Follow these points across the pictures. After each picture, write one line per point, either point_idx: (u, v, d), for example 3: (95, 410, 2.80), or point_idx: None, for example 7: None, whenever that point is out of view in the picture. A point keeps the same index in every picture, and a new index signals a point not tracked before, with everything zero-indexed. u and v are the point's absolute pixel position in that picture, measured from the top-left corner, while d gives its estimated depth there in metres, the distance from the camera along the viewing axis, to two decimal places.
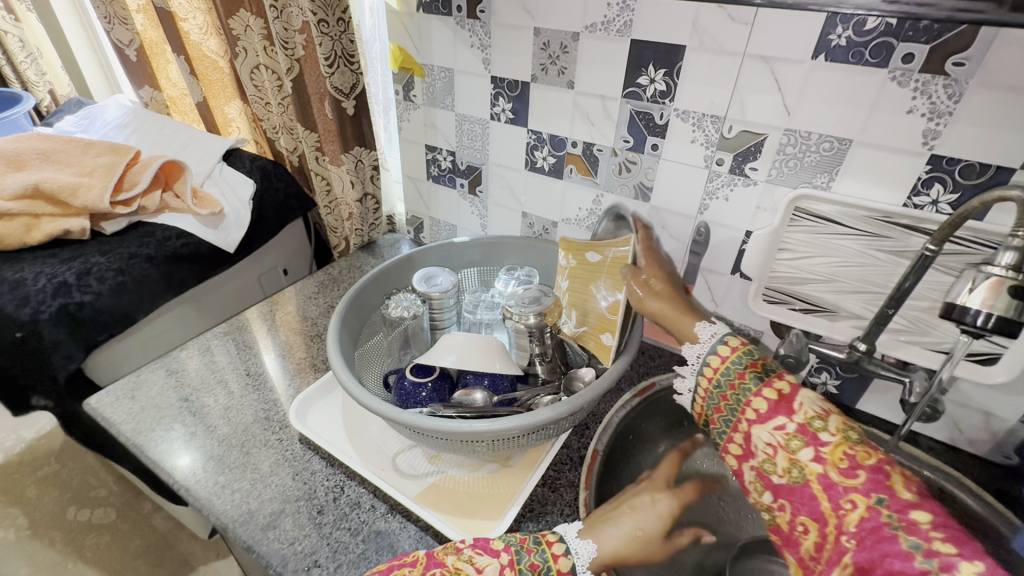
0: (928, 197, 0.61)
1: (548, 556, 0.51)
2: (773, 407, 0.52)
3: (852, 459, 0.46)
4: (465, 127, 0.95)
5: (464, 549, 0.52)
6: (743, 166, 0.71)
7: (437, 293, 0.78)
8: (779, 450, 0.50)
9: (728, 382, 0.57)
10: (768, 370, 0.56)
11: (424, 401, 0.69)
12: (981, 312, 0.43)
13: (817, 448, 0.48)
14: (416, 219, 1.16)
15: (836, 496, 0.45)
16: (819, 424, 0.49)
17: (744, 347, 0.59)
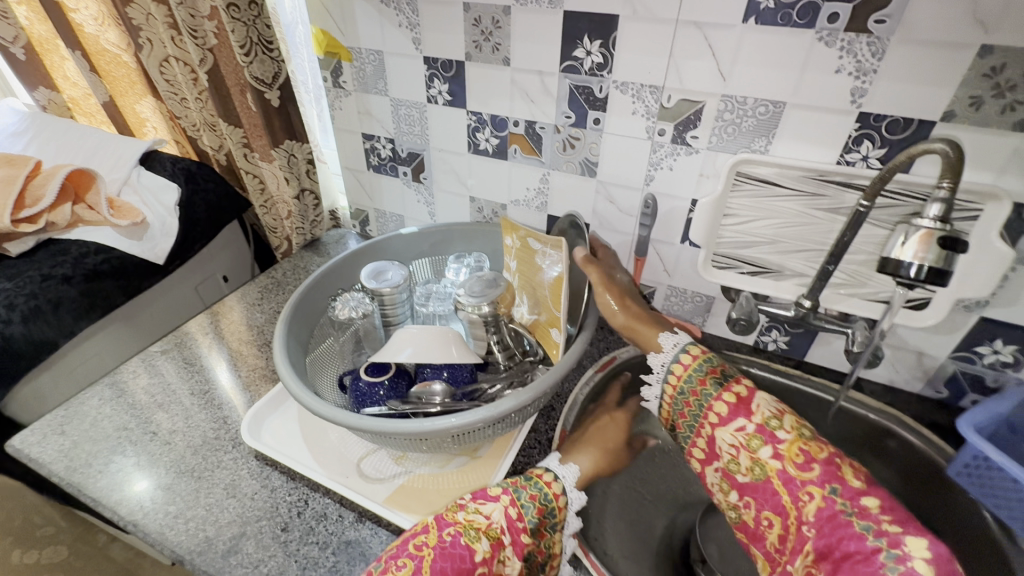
0: (859, 154, 0.63)
1: (543, 486, 0.56)
2: (733, 410, 0.55)
3: (806, 454, 0.50)
4: (402, 112, 0.90)
5: (466, 504, 0.53)
6: (684, 135, 0.71)
7: (386, 289, 0.75)
8: (741, 451, 0.53)
9: (690, 389, 0.59)
10: (727, 376, 0.59)
11: (383, 400, 0.67)
12: (913, 264, 0.45)
13: (775, 446, 0.51)
14: (360, 212, 1.11)
15: (794, 489, 0.49)
16: (775, 423, 0.52)
17: (705, 355, 0.62)
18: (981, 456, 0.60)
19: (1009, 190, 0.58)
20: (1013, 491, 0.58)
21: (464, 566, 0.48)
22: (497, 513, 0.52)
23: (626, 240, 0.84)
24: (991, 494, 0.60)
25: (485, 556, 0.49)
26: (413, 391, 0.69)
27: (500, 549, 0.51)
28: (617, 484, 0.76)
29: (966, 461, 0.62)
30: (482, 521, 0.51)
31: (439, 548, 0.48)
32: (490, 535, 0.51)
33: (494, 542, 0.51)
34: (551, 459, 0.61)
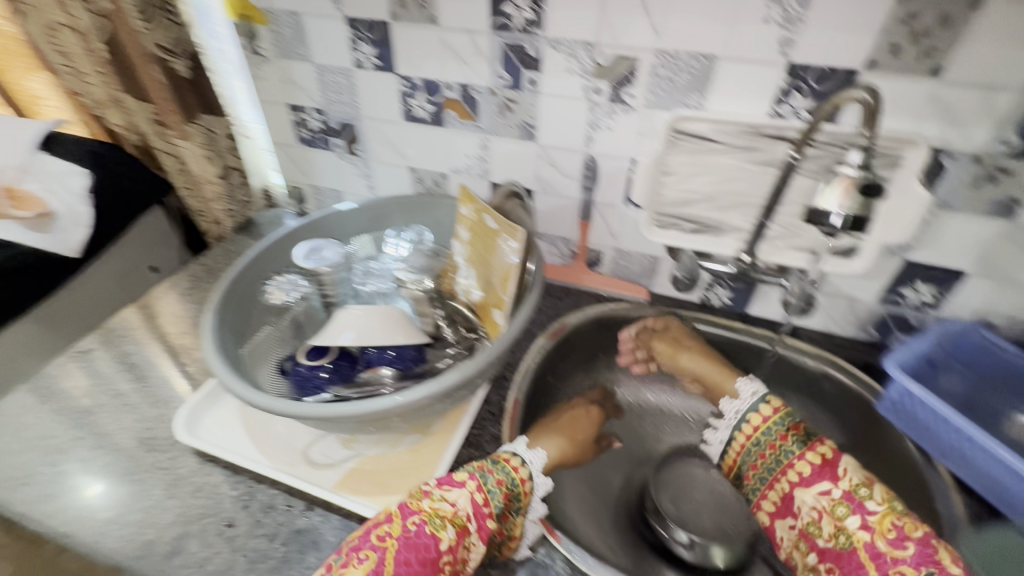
0: (789, 105, 0.63)
1: (509, 470, 0.57)
2: (817, 472, 0.58)
3: (899, 531, 0.51)
4: (328, 80, 0.85)
5: (432, 492, 0.53)
6: (621, 93, 0.70)
7: (323, 267, 0.71)
8: (825, 515, 0.55)
9: (769, 441, 0.63)
10: (809, 434, 0.61)
11: (325, 384, 0.65)
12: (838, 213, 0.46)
13: (864, 516, 0.53)
14: (295, 189, 1.05)
15: (884, 565, 0.51)
16: (865, 492, 0.54)
17: (784, 409, 0.65)
18: (907, 392, 0.64)
19: (927, 136, 0.60)
20: (934, 421, 0.62)
21: (430, 555, 0.48)
22: (463, 501, 0.52)
23: (570, 204, 0.83)
24: (915, 425, 0.65)
25: (450, 544, 0.49)
26: (361, 376, 0.67)
27: (466, 536, 0.50)
28: None
29: (894, 397, 0.66)
30: (449, 509, 0.51)
31: (404, 539, 0.48)
32: (456, 523, 0.51)
33: (460, 530, 0.50)
34: (518, 443, 0.62)
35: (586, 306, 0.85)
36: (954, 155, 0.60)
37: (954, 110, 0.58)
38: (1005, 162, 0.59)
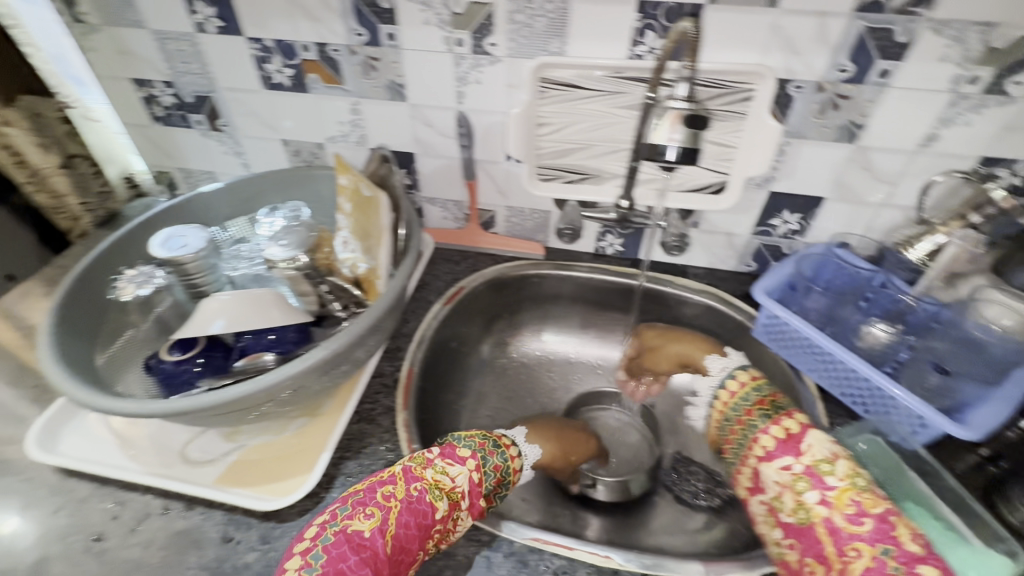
0: (645, 46, 0.63)
1: (507, 456, 0.58)
2: (781, 446, 0.53)
3: (858, 506, 0.47)
4: (170, 47, 0.76)
5: (435, 460, 0.54)
6: (483, 43, 0.67)
7: (187, 254, 0.66)
8: (787, 490, 0.51)
9: (738, 417, 0.59)
10: (777, 408, 0.57)
11: (196, 377, 0.61)
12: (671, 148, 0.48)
13: (823, 491, 0.49)
14: (164, 174, 0.96)
15: (840, 541, 0.46)
16: (826, 467, 0.50)
17: (756, 383, 0.61)
18: (774, 315, 0.69)
19: (773, 68, 0.62)
20: (798, 339, 0.67)
21: (425, 522, 0.49)
22: (463, 479, 0.53)
23: (452, 164, 0.81)
24: (785, 345, 0.70)
25: (444, 516, 0.50)
26: (238, 366, 0.62)
27: (458, 509, 0.52)
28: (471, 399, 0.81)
29: (765, 321, 0.71)
30: (449, 483, 0.52)
31: (407, 502, 0.49)
32: (451, 496, 0.52)
33: (453, 503, 0.52)
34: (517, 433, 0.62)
35: (480, 267, 0.85)
36: (800, 85, 0.63)
37: (794, 40, 0.59)
38: (844, 89, 0.62)
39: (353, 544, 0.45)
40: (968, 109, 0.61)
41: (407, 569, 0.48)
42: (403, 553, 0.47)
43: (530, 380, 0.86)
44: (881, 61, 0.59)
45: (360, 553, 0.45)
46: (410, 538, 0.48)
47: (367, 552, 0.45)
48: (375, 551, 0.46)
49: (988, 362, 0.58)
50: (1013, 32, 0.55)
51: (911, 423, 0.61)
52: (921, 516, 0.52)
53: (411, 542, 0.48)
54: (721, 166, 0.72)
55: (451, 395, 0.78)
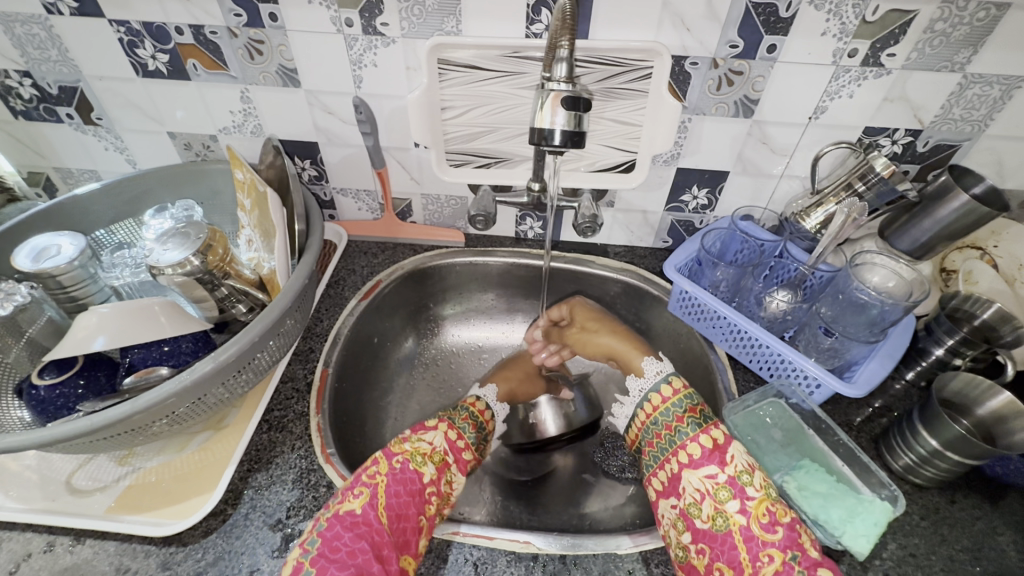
0: (541, 24, 0.61)
1: (476, 412, 0.66)
2: (707, 455, 0.53)
3: (771, 515, 0.48)
4: (21, 31, 0.67)
5: (408, 437, 0.56)
6: (373, 23, 0.63)
7: (60, 265, 0.60)
8: (707, 497, 0.51)
9: (665, 422, 0.58)
10: (706, 417, 0.57)
11: (76, 400, 0.56)
12: (554, 130, 0.49)
13: (743, 501, 0.49)
14: (38, 175, 0.86)
15: (754, 548, 0.47)
16: (746, 478, 0.50)
17: (687, 390, 0.60)
18: (684, 290, 0.71)
19: (668, 45, 0.62)
20: (708, 312, 0.70)
21: (416, 487, 0.52)
22: (440, 440, 0.57)
23: (359, 152, 0.77)
24: (696, 318, 0.72)
25: (432, 477, 0.54)
26: (126, 384, 0.58)
27: (446, 467, 0.56)
28: (397, 394, 0.79)
29: (677, 295, 0.73)
30: (428, 447, 0.56)
31: (392, 474, 0.51)
32: (434, 459, 0.55)
33: (439, 464, 0.55)
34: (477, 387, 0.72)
35: (399, 260, 0.82)
36: (695, 62, 0.63)
37: (685, 16, 0.59)
38: (736, 64, 0.63)
39: (346, 524, 0.46)
40: (849, 81, 0.63)
41: (413, 537, 0.49)
42: (403, 520, 0.49)
43: (458, 369, 0.85)
44: (767, 36, 0.60)
45: (355, 529, 0.46)
46: (405, 504, 0.50)
47: (362, 527, 0.46)
48: (370, 525, 0.47)
49: (869, 323, 0.60)
50: (882, 6, 0.57)
51: (808, 384, 0.64)
52: (814, 475, 0.55)
53: (406, 508, 0.50)
54: (629, 146, 0.72)
55: (373, 391, 0.76)
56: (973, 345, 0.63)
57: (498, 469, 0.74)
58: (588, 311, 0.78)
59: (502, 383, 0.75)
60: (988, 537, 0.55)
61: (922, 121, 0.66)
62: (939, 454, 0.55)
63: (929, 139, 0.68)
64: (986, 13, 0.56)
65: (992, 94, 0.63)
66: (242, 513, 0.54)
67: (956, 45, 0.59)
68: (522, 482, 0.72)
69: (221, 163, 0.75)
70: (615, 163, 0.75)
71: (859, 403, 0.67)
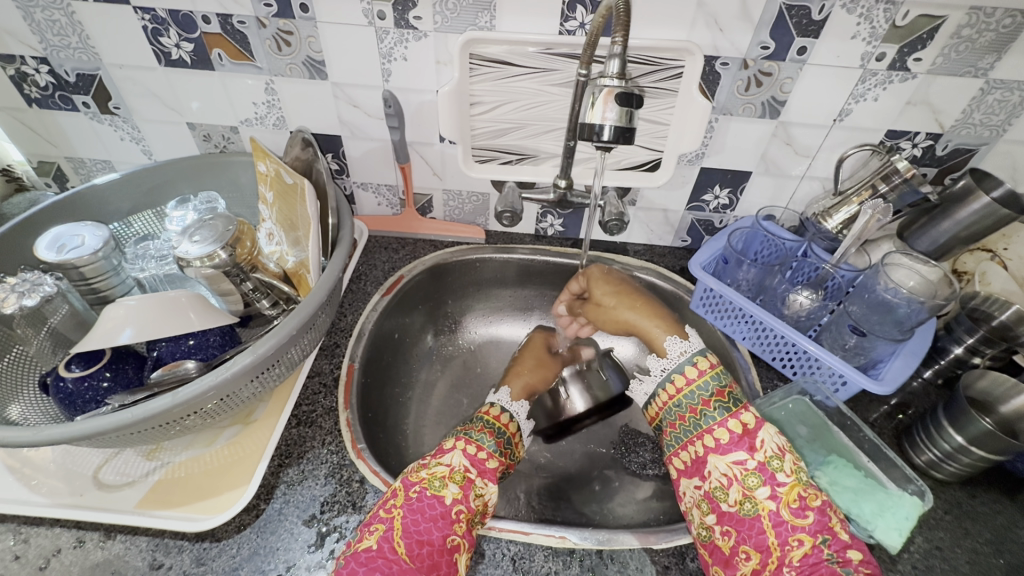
0: (576, 21, 0.61)
1: (492, 420, 0.63)
2: (736, 441, 0.52)
3: (802, 500, 0.48)
4: (40, 17, 0.66)
5: (427, 462, 0.55)
6: (406, 17, 0.62)
7: (84, 256, 0.59)
8: (734, 483, 0.51)
9: (689, 404, 0.57)
10: (734, 401, 0.56)
11: (104, 394, 0.54)
12: (603, 125, 0.49)
13: (774, 487, 0.49)
14: (48, 164, 0.84)
15: (784, 533, 0.47)
16: (776, 463, 0.50)
17: (720, 368, 0.59)
18: (708, 287, 0.72)
19: (701, 45, 0.62)
20: (731, 309, 0.71)
21: (439, 510, 0.49)
22: (459, 459, 0.55)
23: (384, 146, 0.77)
24: (719, 315, 0.73)
25: (456, 497, 0.51)
26: (153, 377, 0.56)
27: (470, 484, 0.53)
28: (417, 390, 0.79)
29: (700, 294, 0.74)
30: (445, 469, 0.53)
31: (408, 506, 0.49)
32: (456, 480, 0.52)
33: (462, 483, 0.52)
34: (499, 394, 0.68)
35: (421, 255, 0.82)
36: (726, 62, 0.64)
37: (719, 16, 0.60)
38: (766, 65, 0.64)
39: (360, 560, 0.45)
40: (876, 85, 0.64)
41: (443, 559, 0.47)
42: (425, 545, 0.47)
43: (478, 365, 0.85)
44: (799, 38, 0.61)
45: (370, 564, 0.45)
46: (426, 531, 0.48)
47: (378, 561, 0.45)
48: (386, 557, 0.45)
49: (896, 322, 0.62)
50: (913, 11, 0.58)
51: (833, 381, 0.65)
52: (841, 470, 0.56)
53: (428, 534, 0.47)
54: (655, 145, 0.73)
55: (396, 388, 0.75)
56: (992, 343, 0.66)
57: (520, 465, 0.74)
58: (606, 278, 0.73)
59: (518, 382, 0.71)
60: (1009, 531, 0.56)
61: (943, 126, 0.67)
62: (962, 450, 0.56)
63: (948, 143, 0.69)
64: (1012, 20, 0.58)
65: (1012, 99, 0.64)
66: (276, 508, 0.53)
67: (981, 51, 0.60)
68: (546, 479, 0.72)
69: (243, 155, 0.74)
70: (640, 162, 0.76)
71: (879, 400, 0.68)
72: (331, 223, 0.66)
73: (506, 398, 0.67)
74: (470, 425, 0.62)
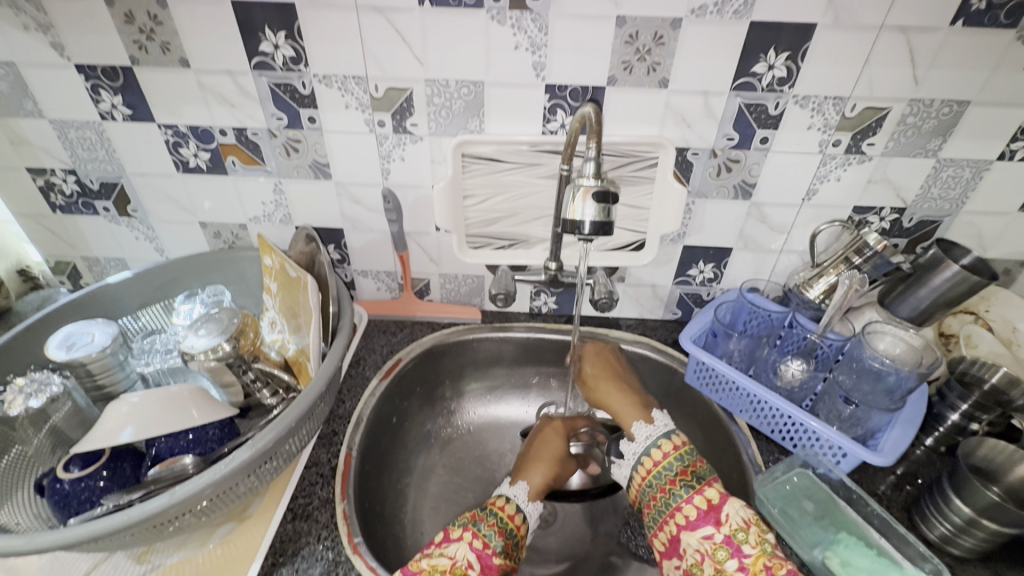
0: (557, 122, 0.68)
1: (503, 516, 0.58)
2: (702, 516, 0.53)
3: (769, 570, 0.48)
4: (73, 135, 0.73)
5: (430, 551, 0.54)
6: (404, 124, 0.69)
7: (92, 354, 0.61)
8: (707, 558, 0.51)
9: (659, 484, 0.57)
10: (699, 478, 0.56)
11: (99, 494, 0.54)
12: (585, 222, 0.53)
13: (740, 559, 0.49)
14: (64, 263, 0.89)
15: None
16: (742, 535, 0.50)
17: (687, 447, 0.59)
18: (700, 360, 0.73)
19: (672, 139, 0.69)
20: (725, 383, 0.71)
21: None
22: (464, 551, 0.53)
23: (383, 237, 0.82)
24: (714, 389, 0.73)
25: None
26: (150, 474, 0.55)
27: None
28: (415, 476, 0.77)
29: (694, 366, 0.75)
30: (447, 562, 0.52)
31: None
32: (457, 573, 0.51)
33: None
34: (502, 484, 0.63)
35: (420, 338, 0.84)
36: (696, 152, 0.70)
37: (686, 114, 0.66)
38: (733, 154, 0.69)
39: None
40: (837, 167, 0.70)
41: None
42: None
43: (477, 447, 0.84)
44: (760, 130, 0.67)
45: None
46: None
47: None
48: None
49: (887, 391, 0.63)
50: (859, 104, 0.64)
51: (833, 453, 0.64)
52: (853, 549, 0.54)
53: None
54: (639, 227, 0.78)
55: (393, 474, 0.74)
56: (987, 409, 0.66)
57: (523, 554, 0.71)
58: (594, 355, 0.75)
59: (536, 476, 0.64)
60: None
61: (904, 200, 0.72)
62: (974, 523, 0.55)
63: (913, 216, 0.74)
64: (949, 109, 0.64)
65: (964, 175, 0.69)
66: None
67: (928, 135, 0.66)
68: (552, 568, 0.69)
69: (250, 250, 0.78)
70: (626, 243, 0.80)
71: (884, 470, 0.67)
72: (334, 313, 0.69)
73: (509, 486, 0.62)
74: (478, 514, 0.57)
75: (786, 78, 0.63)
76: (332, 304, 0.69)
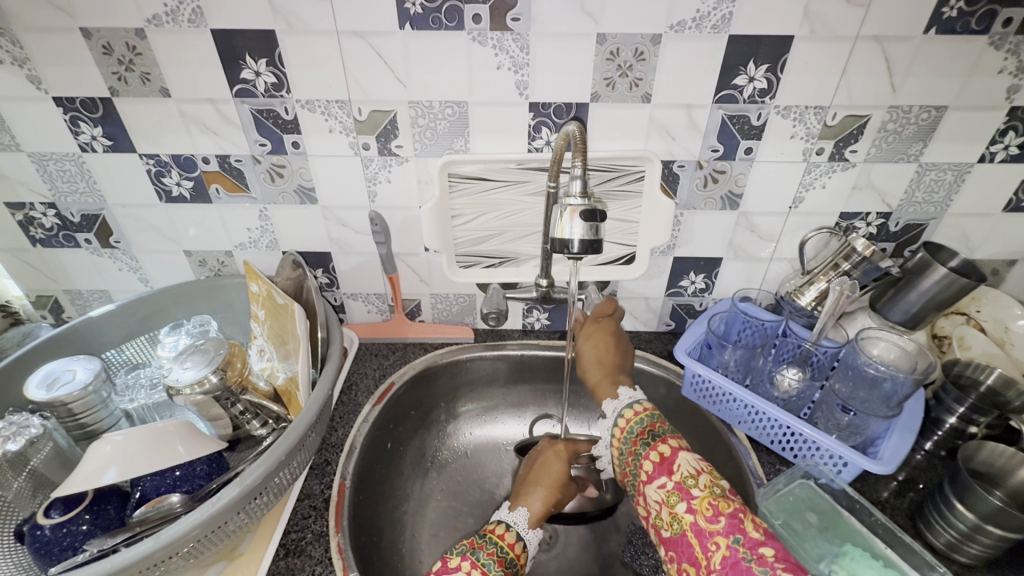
0: (542, 140, 0.68)
1: (500, 542, 0.56)
2: (656, 469, 0.55)
3: (714, 508, 0.50)
4: (52, 168, 0.72)
5: None
6: (389, 146, 0.69)
7: (73, 393, 0.59)
8: (664, 507, 0.53)
9: (625, 451, 0.59)
10: (658, 434, 0.58)
11: (82, 539, 0.52)
12: (574, 240, 0.53)
13: (689, 502, 0.51)
14: (45, 297, 0.87)
15: (704, 541, 0.49)
16: (691, 481, 0.52)
17: (650, 412, 0.60)
18: (695, 373, 0.73)
19: (657, 152, 0.69)
20: (722, 395, 0.71)
21: None
22: None
23: (371, 259, 0.81)
24: (712, 402, 0.73)
25: None
26: (136, 516, 0.53)
27: None
28: (412, 501, 0.75)
29: (689, 379, 0.75)
30: None
31: None
32: None
33: None
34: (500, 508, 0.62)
35: (413, 359, 0.83)
36: (682, 164, 0.70)
37: (671, 127, 0.67)
38: (718, 165, 0.70)
39: None
40: (821, 174, 0.70)
41: None
42: None
43: (474, 469, 0.82)
44: (744, 140, 0.68)
45: None
46: None
47: None
48: None
49: (884, 398, 0.63)
50: (840, 112, 0.65)
51: (834, 462, 0.64)
52: (859, 561, 0.53)
53: None
54: (629, 240, 0.78)
55: (388, 501, 0.72)
56: (985, 411, 0.65)
57: None
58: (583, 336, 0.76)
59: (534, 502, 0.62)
60: None
61: (890, 205, 0.73)
62: (979, 529, 0.54)
63: (899, 220, 0.74)
64: (928, 115, 0.65)
65: (947, 178, 0.70)
66: None
67: (909, 140, 0.67)
68: None
69: (235, 277, 0.77)
70: (616, 257, 0.80)
71: (886, 477, 0.66)
72: (324, 341, 0.68)
73: (507, 512, 0.61)
74: (476, 542, 0.57)
75: (767, 90, 0.64)
76: (320, 330, 0.68)
